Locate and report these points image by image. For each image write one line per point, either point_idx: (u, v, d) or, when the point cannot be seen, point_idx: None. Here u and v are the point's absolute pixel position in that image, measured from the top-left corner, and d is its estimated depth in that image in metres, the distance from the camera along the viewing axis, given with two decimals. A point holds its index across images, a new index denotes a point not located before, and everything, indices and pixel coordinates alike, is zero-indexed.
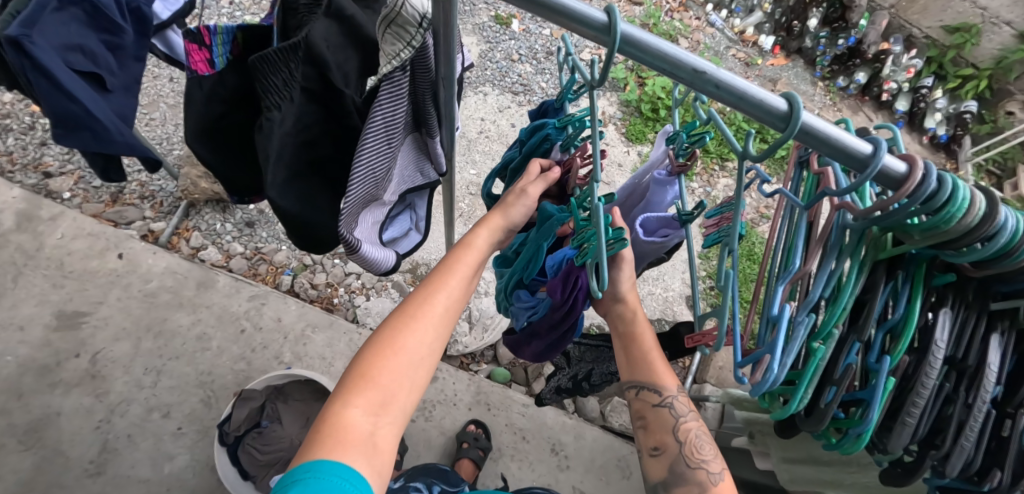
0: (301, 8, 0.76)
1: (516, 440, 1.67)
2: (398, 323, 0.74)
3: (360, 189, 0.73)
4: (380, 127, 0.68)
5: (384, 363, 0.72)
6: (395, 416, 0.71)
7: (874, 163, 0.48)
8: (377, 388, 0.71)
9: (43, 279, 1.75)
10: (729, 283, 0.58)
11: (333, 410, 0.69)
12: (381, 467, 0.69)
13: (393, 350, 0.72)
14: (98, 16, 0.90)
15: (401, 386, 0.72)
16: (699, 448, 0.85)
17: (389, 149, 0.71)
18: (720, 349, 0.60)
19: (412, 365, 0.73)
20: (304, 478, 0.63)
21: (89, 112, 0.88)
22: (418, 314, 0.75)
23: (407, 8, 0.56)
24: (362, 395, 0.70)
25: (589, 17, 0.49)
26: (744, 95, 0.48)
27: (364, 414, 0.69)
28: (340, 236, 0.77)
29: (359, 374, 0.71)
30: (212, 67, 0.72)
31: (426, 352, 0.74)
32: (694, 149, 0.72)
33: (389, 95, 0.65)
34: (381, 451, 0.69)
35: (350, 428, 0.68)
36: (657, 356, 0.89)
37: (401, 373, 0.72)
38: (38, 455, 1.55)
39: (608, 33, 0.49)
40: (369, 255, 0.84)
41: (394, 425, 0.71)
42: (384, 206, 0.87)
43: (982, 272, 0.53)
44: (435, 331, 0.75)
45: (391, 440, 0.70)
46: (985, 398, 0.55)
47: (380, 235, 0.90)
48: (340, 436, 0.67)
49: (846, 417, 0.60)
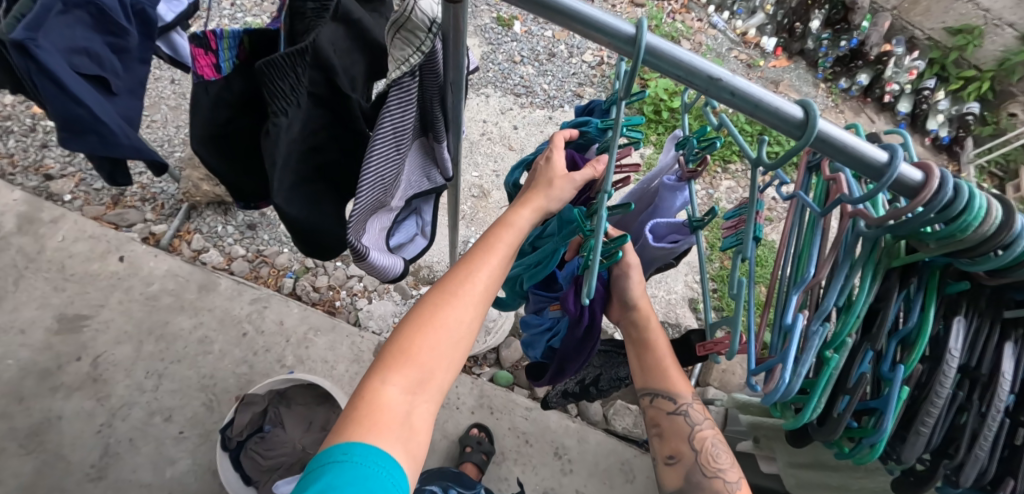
0: (308, 11, 0.73)
1: (519, 444, 1.67)
2: (438, 299, 0.72)
3: (368, 197, 0.72)
4: (389, 132, 0.67)
5: (421, 343, 0.70)
6: (431, 395, 0.70)
7: (890, 171, 0.47)
8: (414, 367, 0.69)
9: (44, 282, 1.74)
10: (742, 291, 0.57)
11: (369, 387, 0.68)
12: (417, 447, 0.69)
13: (431, 329, 0.71)
14: (103, 19, 0.89)
15: (437, 365, 0.71)
16: (716, 457, 0.85)
17: (397, 155, 0.70)
18: (732, 358, 0.60)
19: (450, 344, 0.71)
20: (340, 458, 0.64)
21: (96, 117, 0.87)
22: (458, 292, 0.72)
23: (417, 12, 0.56)
24: (399, 374, 0.69)
25: (613, 28, 0.49)
26: (760, 103, 0.48)
27: (400, 393, 0.68)
28: (349, 244, 0.75)
29: (395, 353, 0.70)
30: (219, 72, 0.72)
31: (464, 331, 0.72)
32: (705, 155, 0.72)
33: (398, 101, 0.64)
34: (418, 430, 0.69)
35: (386, 407, 0.67)
36: (672, 364, 0.90)
37: (438, 352, 0.71)
38: (39, 459, 1.54)
39: (633, 45, 0.49)
40: (377, 262, 0.82)
41: (430, 404, 0.70)
42: (391, 212, 0.86)
43: (997, 281, 0.52)
44: (472, 312, 0.72)
45: (427, 419, 0.70)
46: (1000, 406, 0.54)
47: (387, 241, 0.89)
48: (376, 415, 0.66)
49: (860, 427, 0.60)
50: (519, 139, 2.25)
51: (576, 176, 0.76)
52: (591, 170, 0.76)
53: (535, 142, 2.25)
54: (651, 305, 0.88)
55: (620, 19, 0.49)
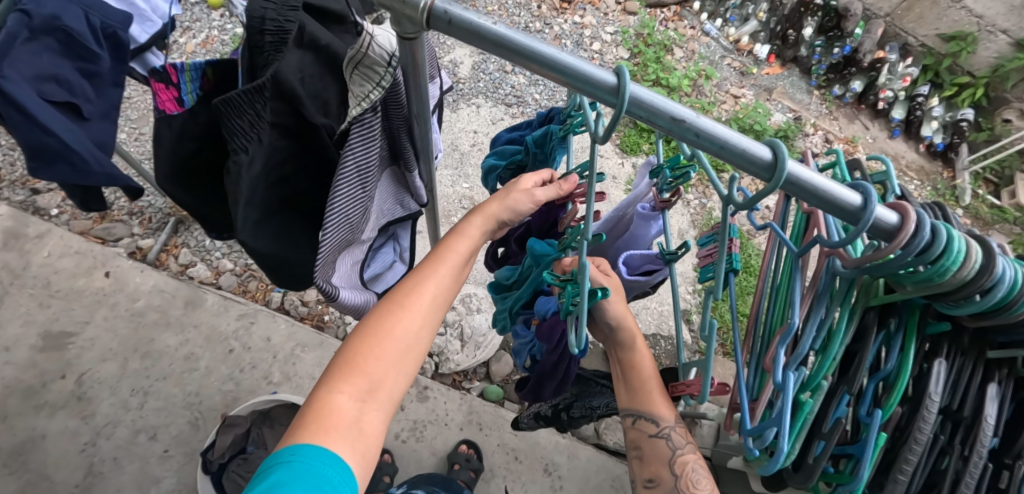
0: (267, 45, 0.70)
1: (508, 461, 1.65)
2: (387, 307, 0.70)
3: (333, 236, 0.72)
4: (353, 169, 0.67)
5: (372, 350, 0.68)
6: (382, 405, 0.67)
7: (866, 215, 0.46)
8: (362, 374, 0.67)
9: (29, 299, 1.72)
10: (713, 335, 0.58)
11: (317, 396, 0.66)
12: (365, 457, 0.65)
13: (381, 337, 0.69)
14: (72, 44, 0.89)
15: (387, 374, 0.68)
16: (695, 482, 0.81)
17: (363, 192, 0.71)
18: (705, 396, 0.62)
19: (401, 351, 0.69)
20: (286, 462, 0.61)
21: (66, 145, 0.87)
22: (408, 299, 0.71)
23: (373, 49, 0.60)
24: (347, 382, 0.66)
25: (594, 77, 0.48)
26: (726, 144, 0.47)
27: (349, 399, 0.66)
28: (317, 286, 0.75)
29: (346, 360, 0.68)
30: (181, 105, 0.71)
31: (415, 337, 0.70)
32: (677, 186, 0.72)
33: (361, 138, 0.66)
34: (368, 436, 0.65)
35: (333, 415, 0.64)
36: (657, 386, 0.86)
37: (389, 358, 0.69)
38: (22, 479, 1.52)
39: (616, 95, 0.47)
40: (348, 301, 0.84)
41: (381, 410, 0.67)
42: (362, 245, 0.86)
43: (979, 323, 0.51)
44: (424, 319, 0.71)
45: (377, 426, 0.66)
46: (981, 451, 0.52)
47: (361, 275, 0.90)
48: (322, 422, 0.64)
49: (836, 472, 0.59)
50: None
51: (538, 194, 0.78)
52: (555, 190, 0.79)
53: None
54: (635, 321, 0.84)
55: (600, 68, 0.48)
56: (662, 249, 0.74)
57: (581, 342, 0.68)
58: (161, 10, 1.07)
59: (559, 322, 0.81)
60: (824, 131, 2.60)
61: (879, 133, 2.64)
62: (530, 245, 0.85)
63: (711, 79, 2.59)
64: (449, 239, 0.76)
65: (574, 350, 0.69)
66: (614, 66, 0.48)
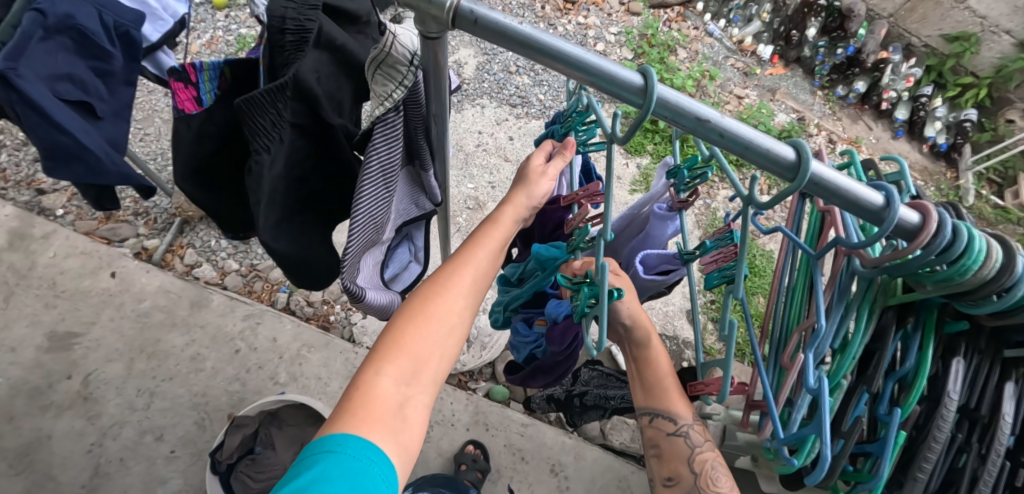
0: (287, 44, 0.70)
1: (514, 461, 1.64)
2: (427, 292, 0.70)
3: (359, 235, 0.71)
4: (377, 169, 0.68)
5: (414, 333, 0.68)
6: (425, 388, 0.67)
7: (890, 215, 0.46)
8: (405, 359, 0.67)
9: (35, 299, 1.72)
10: (733, 334, 0.58)
11: (361, 381, 0.66)
12: (410, 439, 0.66)
13: (422, 322, 0.69)
14: (86, 43, 0.90)
15: (429, 357, 0.68)
16: (716, 480, 0.82)
17: (385, 193, 0.72)
18: (724, 396, 0.62)
19: (442, 335, 0.69)
20: (333, 448, 0.61)
21: (81, 144, 0.88)
22: (448, 284, 0.71)
23: (395, 48, 0.60)
24: (391, 364, 0.66)
25: (620, 78, 0.48)
26: (750, 145, 0.47)
27: (393, 383, 0.66)
28: (345, 288, 0.77)
29: (388, 343, 0.68)
30: (200, 104, 0.71)
31: (455, 323, 0.70)
32: (695, 187, 0.73)
33: (384, 137, 0.66)
34: (412, 420, 0.66)
35: (379, 398, 0.65)
36: (673, 383, 0.87)
37: (430, 343, 0.68)
38: (28, 480, 1.51)
39: (643, 96, 0.48)
40: (373, 302, 0.85)
41: (423, 395, 0.67)
42: (381, 246, 0.86)
43: (998, 322, 0.51)
44: (464, 303, 0.71)
45: (422, 411, 0.67)
46: (1000, 450, 0.52)
47: (381, 276, 0.91)
48: (368, 407, 0.64)
49: (855, 470, 0.59)
50: (515, 150, 2.24)
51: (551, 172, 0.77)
52: (562, 160, 0.77)
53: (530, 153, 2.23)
54: (651, 321, 0.84)
55: (626, 69, 0.48)
56: (680, 249, 0.75)
57: (599, 346, 0.67)
58: (172, 9, 1.07)
59: (573, 326, 0.81)
60: (828, 132, 2.60)
61: (882, 133, 2.64)
62: (534, 249, 0.85)
63: (715, 79, 2.59)
64: (484, 226, 0.75)
65: (592, 351, 0.69)
66: (639, 67, 0.48)
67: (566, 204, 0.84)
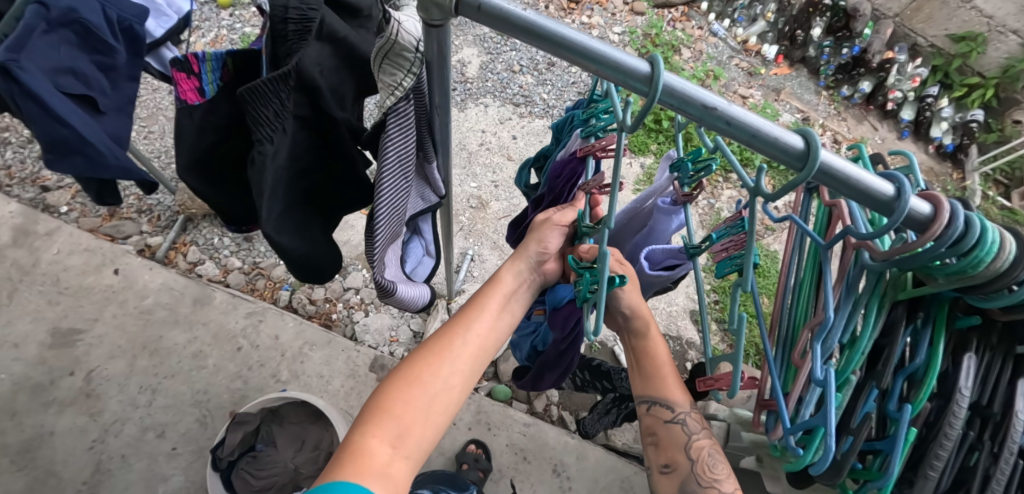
0: (291, 34, 0.71)
1: (516, 461, 1.63)
2: (419, 359, 0.76)
3: (386, 225, 0.74)
4: (394, 164, 0.69)
5: (404, 395, 0.73)
6: (411, 451, 0.70)
7: (900, 206, 0.45)
8: (392, 418, 0.71)
9: (39, 296, 1.72)
10: (742, 329, 0.58)
11: (352, 441, 0.69)
12: None
13: (414, 383, 0.74)
14: (89, 37, 0.90)
15: (416, 421, 0.72)
16: (712, 467, 0.80)
17: (402, 183, 0.72)
18: (733, 392, 0.62)
19: (435, 392, 0.74)
20: None
21: (82, 138, 0.87)
22: (439, 350, 0.77)
23: (401, 36, 0.60)
24: (378, 428, 0.70)
25: (625, 65, 0.47)
26: (758, 133, 0.46)
27: (379, 446, 0.69)
28: (374, 281, 0.81)
29: (378, 406, 0.72)
30: (202, 95, 0.73)
31: (445, 388, 0.75)
32: (700, 179, 0.71)
33: (398, 127, 0.66)
34: (400, 477, 0.68)
35: (364, 458, 0.67)
36: (669, 370, 0.87)
37: (418, 407, 0.72)
38: (29, 476, 1.51)
39: (648, 84, 0.47)
40: (402, 295, 0.90)
41: (408, 459, 0.69)
42: (399, 241, 0.88)
43: (1009, 316, 0.50)
44: (455, 367, 0.76)
45: (405, 475, 0.68)
46: (1013, 448, 0.51)
47: (399, 272, 0.93)
48: (354, 467, 0.66)
49: (864, 468, 0.59)
50: (518, 149, 2.23)
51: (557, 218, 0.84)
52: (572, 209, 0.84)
53: (533, 152, 2.22)
54: (651, 312, 0.86)
55: (633, 57, 0.48)
56: (685, 242, 0.74)
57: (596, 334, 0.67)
58: (176, 5, 1.08)
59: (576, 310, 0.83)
60: (833, 132, 2.59)
61: (887, 133, 2.62)
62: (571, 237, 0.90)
63: (719, 80, 2.60)
64: (482, 292, 0.84)
65: (588, 339, 0.68)
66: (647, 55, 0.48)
67: (581, 155, 0.81)
